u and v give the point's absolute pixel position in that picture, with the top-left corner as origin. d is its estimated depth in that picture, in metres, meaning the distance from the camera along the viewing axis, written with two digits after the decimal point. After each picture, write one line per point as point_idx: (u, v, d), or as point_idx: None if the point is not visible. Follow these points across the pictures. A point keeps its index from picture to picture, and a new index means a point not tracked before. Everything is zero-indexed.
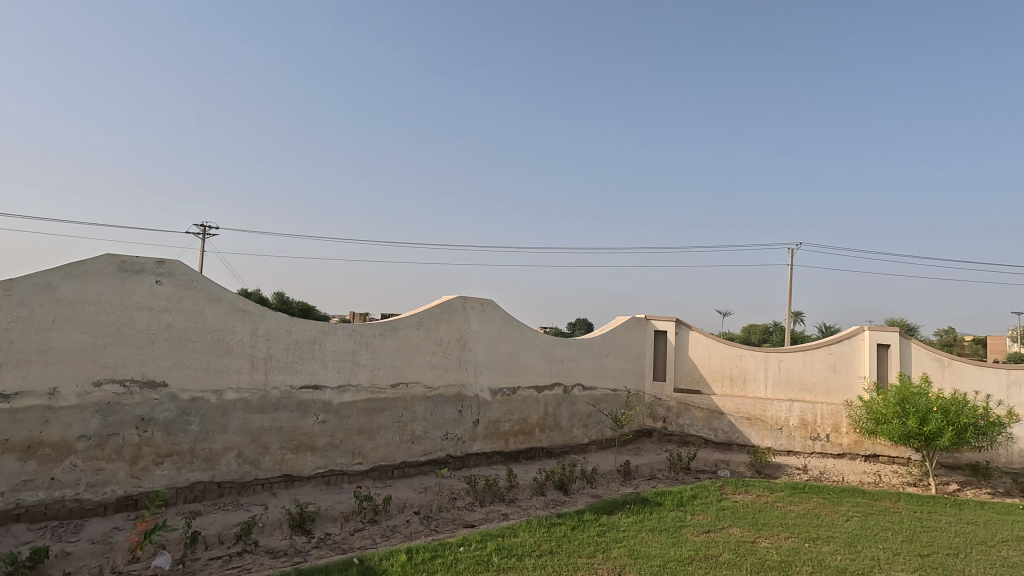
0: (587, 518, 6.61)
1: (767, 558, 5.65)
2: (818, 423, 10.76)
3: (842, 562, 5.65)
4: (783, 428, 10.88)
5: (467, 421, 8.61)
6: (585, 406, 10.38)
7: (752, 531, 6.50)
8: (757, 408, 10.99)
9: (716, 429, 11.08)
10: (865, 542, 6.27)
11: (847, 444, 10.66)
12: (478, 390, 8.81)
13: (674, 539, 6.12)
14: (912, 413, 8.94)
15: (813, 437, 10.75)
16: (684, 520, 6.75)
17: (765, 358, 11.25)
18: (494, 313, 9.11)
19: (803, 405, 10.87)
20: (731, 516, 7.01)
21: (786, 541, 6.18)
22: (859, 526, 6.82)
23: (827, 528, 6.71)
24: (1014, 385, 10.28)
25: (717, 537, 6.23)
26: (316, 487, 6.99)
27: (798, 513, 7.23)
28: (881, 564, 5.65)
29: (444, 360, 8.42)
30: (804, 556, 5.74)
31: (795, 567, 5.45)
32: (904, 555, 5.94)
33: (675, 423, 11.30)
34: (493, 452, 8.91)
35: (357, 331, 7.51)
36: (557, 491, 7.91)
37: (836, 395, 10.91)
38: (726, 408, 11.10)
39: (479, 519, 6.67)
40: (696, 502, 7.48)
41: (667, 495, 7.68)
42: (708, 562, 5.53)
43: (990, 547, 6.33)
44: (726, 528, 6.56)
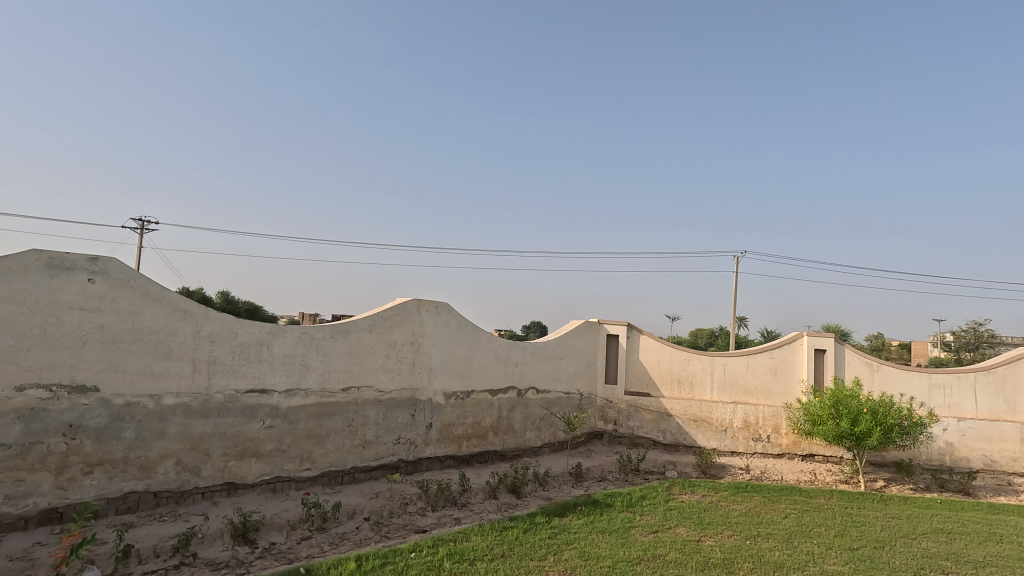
0: (539, 521, 6.66)
1: (711, 556, 5.85)
2: (759, 425, 11.24)
3: (780, 557, 5.92)
4: (728, 429, 11.31)
5: (420, 425, 8.52)
6: (538, 410, 10.46)
7: (697, 530, 6.72)
8: (703, 410, 11.38)
9: (664, 431, 11.39)
10: (801, 538, 6.59)
11: (786, 444, 11.18)
12: (432, 394, 8.73)
13: (623, 540, 6.25)
14: (844, 414, 9.47)
15: (755, 438, 11.22)
16: (633, 521, 6.90)
17: (711, 362, 11.66)
18: (448, 316, 9.07)
19: (746, 407, 11.33)
20: (677, 516, 7.23)
21: (729, 539, 6.42)
22: (795, 523, 7.16)
23: (767, 525, 7.02)
24: (935, 388, 11.09)
25: (665, 537, 6.40)
26: (261, 495, 6.75)
27: (741, 512, 7.52)
28: (816, 558, 5.95)
29: (398, 363, 8.30)
30: (745, 553, 5.98)
31: (737, 564, 5.67)
32: (836, 549, 6.28)
33: (625, 426, 11.54)
34: (446, 457, 8.84)
35: (307, 333, 7.30)
36: (509, 494, 7.92)
37: (777, 397, 11.43)
38: (674, 410, 11.44)
39: (431, 524, 6.61)
40: (645, 503, 7.68)
41: (617, 496, 7.84)
42: (655, 561, 5.67)
43: (912, 540, 6.78)
44: (672, 528, 6.75)
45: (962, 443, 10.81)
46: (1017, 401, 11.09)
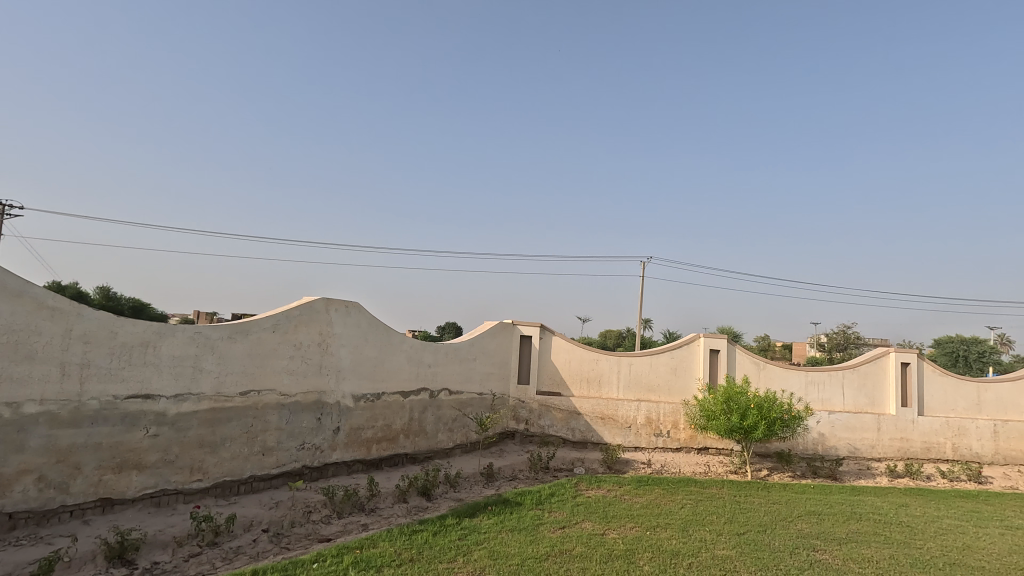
0: (449, 522, 6.62)
1: (614, 548, 6.10)
2: (660, 421, 11.91)
3: (676, 545, 6.30)
4: (632, 426, 11.86)
5: (326, 429, 8.17)
6: (451, 411, 10.40)
7: (602, 524, 6.99)
8: (610, 408, 11.86)
9: (573, 429, 11.73)
10: (695, 526, 7.06)
11: (684, 439, 11.92)
12: (339, 397, 8.41)
13: (531, 537, 6.37)
14: (734, 409, 10.27)
15: (656, 434, 11.87)
16: (542, 518, 7.05)
17: (618, 362, 12.19)
18: (359, 316, 8.79)
19: (648, 404, 11.96)
20: (584, 511, 7.48)
21: (631, 531, 6.74)
22: (690, 512, 7.66)
23: (666, 515, 7.45)
24: (810, 384, 12.33)
25: (571, 533, 6.60)
26: (143, 510, 6.15)
27: (642, 504, 7.91)
28: (708, 544, 6.39)
29: (303, 366, 7.91)
30: (645, 543, 6.31)
31: (637, 554, 5.96)
32: (725, 535, 6.78)
33: (536, 425, 11.76)
34: (354, 461, 8.54)
35: (201, 333, 6.78)
36: (419, 497, 7.80)
37: (676, 394, 12.16)
38: (583, 409, 11.82)
39: (336, 532, 6.36)
40: (554, 499, 7.87)
41: (527, 495, 7.97)
42: (562, 556, 5.83)
43: (790, 522, 7.47)
44: (579, 523, 6.97)
45: (832, 433, 12.10)
46: (876, 395, 12.58)
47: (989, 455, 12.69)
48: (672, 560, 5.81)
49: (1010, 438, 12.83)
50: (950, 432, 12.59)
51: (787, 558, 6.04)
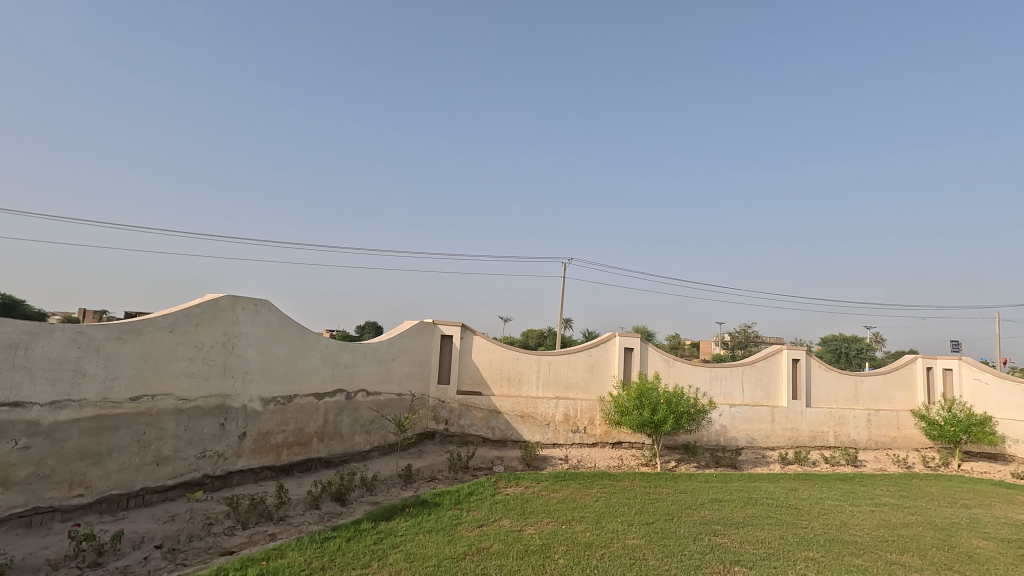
0: (364, 527, 6.44)
1: (531, 544, 6.21)
2: (577, 418, 12.27)
3: (590, 538, 6.50)
4: (550, 423, 12.11)
5: (230, 435, 7.67)
6: (368, 412, 10.11)
7: (520, 520, 7.08)
8: (529, 407, 12.04)
9: (493, 428, 11.79)
10: (608, 518, 7.33)
11: (599, 434, 12.35)
12: (246, 400, 7.93)
13: (449, 537, 6.33)
14: (646, 405, 10.77)
15: (573, 430, 12.22)
16: (460, 517, 7.03)
17: (538, 361, 12.41)
18: (269, 315, 8.34)
19: (566, 402, 12.27)
20: (502, 508, 7.54)
21: (547, 526, 6.88)
22: (604, 504, 7.94)
23: (581, 509, 7.68)
24: (714, 379, 13.19)
25: (489, 531, 6.62)
26: (9, 532, 5.46)
27: (559, 499, 8.10)
28: (619, 534, 6.66)
29: (205, 368, 7.38)
30: (560, 537, 6.47)
31: (552, 548, 6.09)
32: (635, 525, 7.10)
33: (456, 425, 11.68)
34: (261, 468, 8.09)
35: (84, 333, 6.13)
36: (333, 503, 7.52)
37: (593, 391, 12.57)
38: (503, 407, 11.91)
39: (240, 544, 5.99)
40: (472, 498, 7.87)
41: (445, 495, 7.91)
42: (479, 554, 5.84)
43: (695, 510, 7.95)
44: (497, 520, 7.03)
45: (732, 425, 13.01)
46: (771, 389, 13.67)
47: (863, 441, 14.19)
48: (586, 552, 6.00)
49: (880, 426, 14.43)
50: (832, 421, 13.94)
51: (691, 544, 6.41)
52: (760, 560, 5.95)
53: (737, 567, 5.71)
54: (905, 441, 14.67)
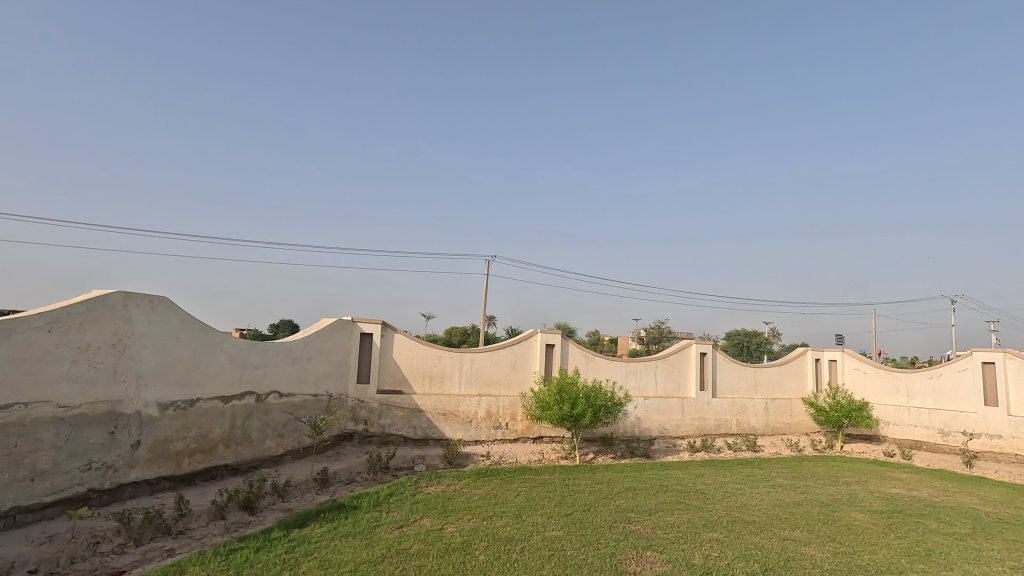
0: (275, 536, 6.12)
1: (451, 542, 6.17)
2: (499, 414, 12.40)
3: (511, 532, 6.57)
4: (473, 420, 12.14)
5: (122, 445, 7.01)
6: (280, 415, 9.61)
7: (441, 519, 7.02)
8: (451, 404, 11.99)
9: (414, 427, 11.61)
10: (528, 512, 7.43)
11: (520, 429, 12.58)
12: (140, 406, 7.28)
13: (367, 541, 6.15)
14: (566, 400, 11.04)
15: (495, 426, 12.33)
16: (379, 519, 6.86)
17: (460, 358, 12.36)
18: (167, 313, 7.71)
19: (489, 398, 12.36)
20: (423, 508, 7.44)
21: (469, 523, 6.87)
22: (524, 498, 8.07)
23: (502, 504, 7.74)
24: (630, 373, 13.76)
25: (409, 531, 6.51)
26: None
27: (481, 496, 8.12)
28: (539, 527, 6.79)
29: (91, 371, 6.69)
30: (481, 533, 6.48)
31: (472, 545, 6.09)
32: (555, 517, 7.27)
33: (376, 424, 11.37)
34: (158, 479, 7.46)
35: None
36: (241, 512, 7.08)
37: (515, 387, 12.74)
38: (425, 406, 11.76)
39: (132, 563, 5.49)
40: (392, 499, 7.71)
41: (363, 497, 7.69)
42: (399, 556, 5.73)
43: (611, 499, 8.26)
44: (417, 520, 6.93)
45: (646, 416, 13.67)
46: (682, 381, 14.48)
47: (761, 428, 15.40)
48: (507, 547, 6.06)
49: (776, 413, 15.72)
50: (735, 410, 15.02)
51: (607, 532, 6.65)
52: (670, 543, 6.28)
53: (649, 552, 5.99)
54: (796, 426, 16.09)
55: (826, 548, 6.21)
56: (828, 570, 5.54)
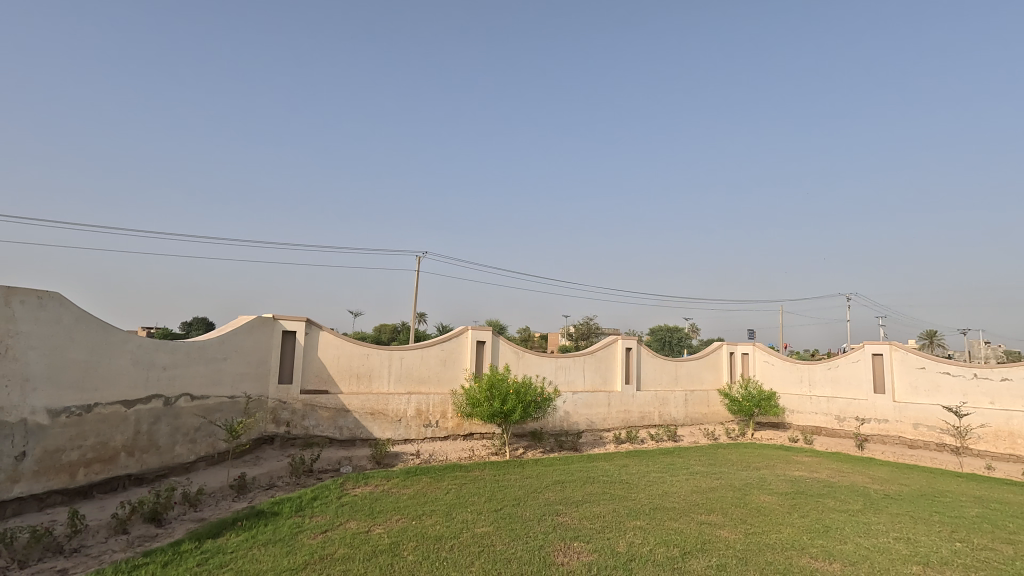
0: (185, 548, 5.71)
1: (378, 544, 6.02)
2: (430, 412, 12.29)
3: (440, 530, 6.50)
4: (402, 419, 11.93)
5: (3, 457, 6.27)
6: (192, 419, 8.98)
7: (368, 521, 6.84)
8: (380, 403, 11.72)
9: (341, 427, 11.24)
10: (458, 509, 7.40)
11: (451, 427, 12.55)
12: (27, 413, 6.55)
13: (288, 548, 5.88)
14: (497, 396, 11.08)
15: (426, 424, 12.21)
16: (301, 525, 6.58)
17: (389, 356, 12.10)
18: (58, 310, 6.99)
19: (418, 396, 12.19)
20: (348, 510, 7.22)
21: (397, 524, 6.73)
22: (454, 496, 8.02)
23: (431, 503, 7.65)
24: (559, 369, 14.04)
25: (334, 536, 6.28)
26: None
27: (409, 495, 7.99)
28: (469, 524, 6.77)
29: None
30: (410, 533, 6.37)
31: (400, 546, 5.97)
32: (485, 513, 7.28)
33: (299, 426, 10.89)
34: (49, 494, 6.75)
35: None
36: (146, 525, 6.56)
37: (445, 384, 12.66)
38: (352, 405, 11.41)
39: None
40: (316, 504, 7.42)
41: (285, 503, 7.34)
42: (322, 562, 5.52)
43: (540, 493, 8.38)
44: (343, 523, 6.71)
45: (574, 410, 14.00)
46: (608, 375, 14.94)
47: (681, 418, 16.20)
48: (436, 545, 5.99)
49: (695, 404, 16.59)
50: (658, 402, 15.70)
51: (536, 526, 6.74)
52: (596, 533, 6.45)
53: (576, 543, 6.13)
54: (713, 415, 17.07)
55: (738, 529, 6.62)
56: (740, 550, 5.91)
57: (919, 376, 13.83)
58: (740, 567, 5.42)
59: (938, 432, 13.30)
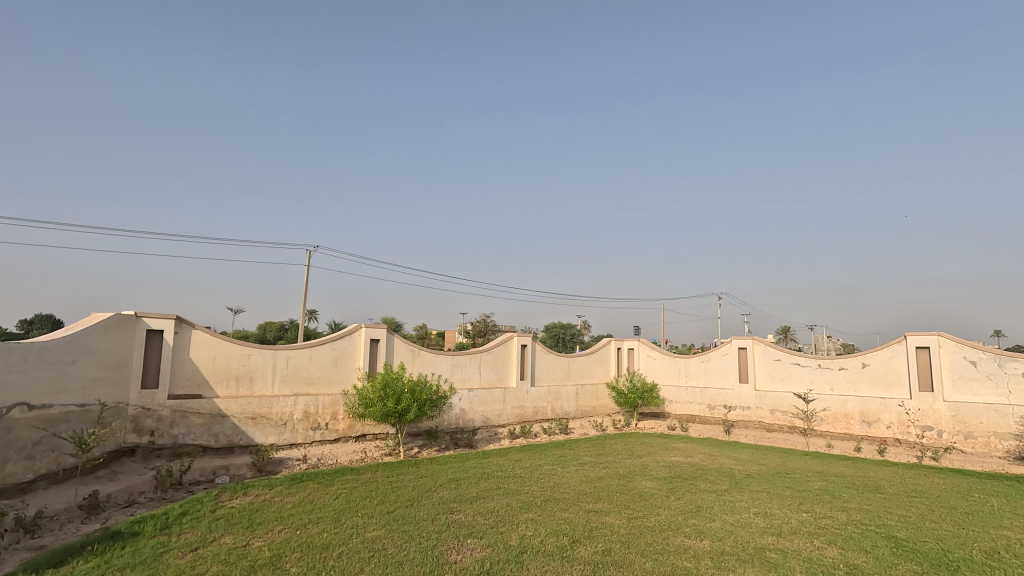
0: None
1: (258, 558, 5.61)
2: (318, 414, 11.77)
3: (327, 538, 6.20)
4: (287, 422, 11.32)
5: None
6: (30, 433, 7.73)
7: (246, 534, 6.35)
8: (262, 407, 11.01)
9: (216, 434, 10.39)
10: (348, 514, 7.12)
11: (342, 429, 12.12)
12: None
13: (150, 571, 5.28)
14: (390, 395, 10.79)
15: (314, 427, 11.67)
16: (167, 544, 5.95)
17: (273, 356, 11.33)
18: None
19: (306, 398, 11.61)
20: (224, 524, 6.65)
21: (279, 535, 6.32)
22: (342, 501, 7.69)
23: (318, 510, 7.27)
24: (455, 366, 14.00)
25: (206, 553, 5.75)
26: None
27: (294, 503, 7.55)
28: (359, 529, 6.53)
29: None
30: (293, 544, 6.01)
31: (283, 558, 5.61)
32: (377, 516, 7.06)
33: (166, 435, 9.87)
34: None
35: None
36: None
37: (336, 385, 12.12)
38: (230, 410, 10.62)
39: None
40: (185, 519, 6.74)
41: (147, 521, 6.60)
42: None
43: (435, 492, 8.30)
44: (217, 539, 6.16)
45: (470, 407, 14.10)
46: (504, 372, 15.16)
47: (572, 411, 16.90)
48: (322, 554, 5.71)
49: (585, 397, 17.39)
50: (550, 397, 16.23)
51: (429, 525, 6.66)
52: (489, 529, 6.51)
53: (469, 539, 6.14)
54: (601, 408, 17.97)
55: (622, 515, 7.02)
56: (624, 534, 6.26)
57: (776, 367, 15.56)
58: (623, 550, 5.74)
59: (790, 416, 15.07)
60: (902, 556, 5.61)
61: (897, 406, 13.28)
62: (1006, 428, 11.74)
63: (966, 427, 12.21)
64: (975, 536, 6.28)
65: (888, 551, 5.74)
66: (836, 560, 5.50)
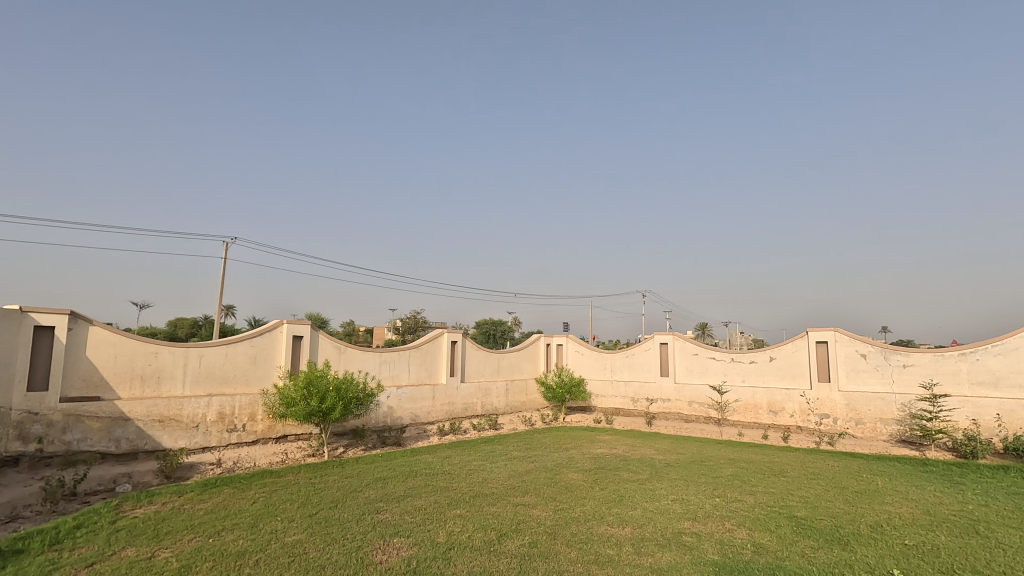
0: None
1: (166, 569, 5.25)
2: (234, 415, 11.14)
3: (243, 545, 5.88)
4: (199, 425, 10.64)
5: None
6: None
7: (151, 545, 5.90)
8: (171, 409, 10.28)
9: (117, 440, 9.58)
10: (266, 519, 6.80)
11: (260, 430, 11.56)
12: None
13: None
14: (313, 394, 10.38)
15: (229, 429, 11.04)
16: (57, 561, 5.42)
17: (184, 354, 10.58)
18: None
19: (220, 399, 10.95)
20: (125, 536, 6.15)
21: (189, 544, 5.92)
22: (261, 505, 7.31)
23: (233, 516, 6.88)
24: (383, 363, 13.69)
25: (104, 569, 5.29)
26: None
27: (206, 510, 7.11)
28: (278, 534, 6.25)
29: None
30: (206, 553, 5.66)
31: (195, 568, 5.27)
32: (297, 519, 6.78)
33: (58, 441, 8.98)
34: None
35: None
36: None
37: (254, 384, 11.52)
38: (135, 413, 9.83)
39: None
40: (79, 534, 6.16)
41: (33, 537, 5.96)
42: None
43: (360, 492, 8.08)
44: (118, 552, 5.69)
45: (398, 405, 13.87)
46: (434, 368, 15.00)
47: (502, 407, 17.04)
48: (237, 562, 5.41)
49: (515, 392, 17.60)
50: (480, 393, 16.27)
51: (353, 526, 6.49)
52: (416, 527, 6.43)
53: (395, 539, 6.03)
54: (530, 403, 18.24)
55: (548, 507, 7.16)
56: (550, 526, 6.38)
57: (693, 361, 16.42)
58: (549, 542, 5.85)
59: (706, 407, 15.98)
60: (802, 534, 6.08)
61: (799, 396, 14.42)
62: (890, 415, 13.01)
63: (857, 414, 13.45)
64: (862, 512, 6.93)
65: (790, 529, 6.21)
66: (743, 540, 5.88)
